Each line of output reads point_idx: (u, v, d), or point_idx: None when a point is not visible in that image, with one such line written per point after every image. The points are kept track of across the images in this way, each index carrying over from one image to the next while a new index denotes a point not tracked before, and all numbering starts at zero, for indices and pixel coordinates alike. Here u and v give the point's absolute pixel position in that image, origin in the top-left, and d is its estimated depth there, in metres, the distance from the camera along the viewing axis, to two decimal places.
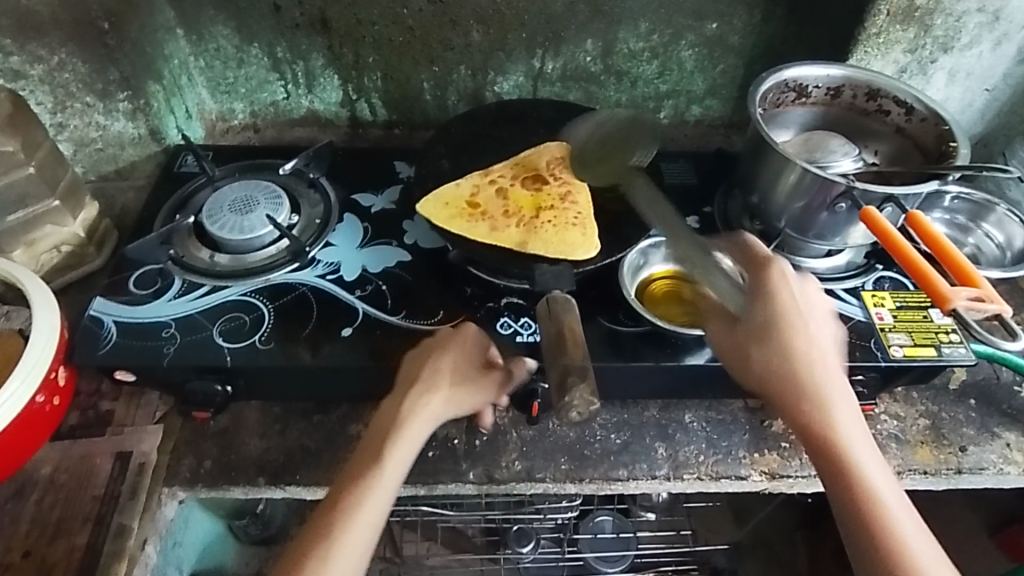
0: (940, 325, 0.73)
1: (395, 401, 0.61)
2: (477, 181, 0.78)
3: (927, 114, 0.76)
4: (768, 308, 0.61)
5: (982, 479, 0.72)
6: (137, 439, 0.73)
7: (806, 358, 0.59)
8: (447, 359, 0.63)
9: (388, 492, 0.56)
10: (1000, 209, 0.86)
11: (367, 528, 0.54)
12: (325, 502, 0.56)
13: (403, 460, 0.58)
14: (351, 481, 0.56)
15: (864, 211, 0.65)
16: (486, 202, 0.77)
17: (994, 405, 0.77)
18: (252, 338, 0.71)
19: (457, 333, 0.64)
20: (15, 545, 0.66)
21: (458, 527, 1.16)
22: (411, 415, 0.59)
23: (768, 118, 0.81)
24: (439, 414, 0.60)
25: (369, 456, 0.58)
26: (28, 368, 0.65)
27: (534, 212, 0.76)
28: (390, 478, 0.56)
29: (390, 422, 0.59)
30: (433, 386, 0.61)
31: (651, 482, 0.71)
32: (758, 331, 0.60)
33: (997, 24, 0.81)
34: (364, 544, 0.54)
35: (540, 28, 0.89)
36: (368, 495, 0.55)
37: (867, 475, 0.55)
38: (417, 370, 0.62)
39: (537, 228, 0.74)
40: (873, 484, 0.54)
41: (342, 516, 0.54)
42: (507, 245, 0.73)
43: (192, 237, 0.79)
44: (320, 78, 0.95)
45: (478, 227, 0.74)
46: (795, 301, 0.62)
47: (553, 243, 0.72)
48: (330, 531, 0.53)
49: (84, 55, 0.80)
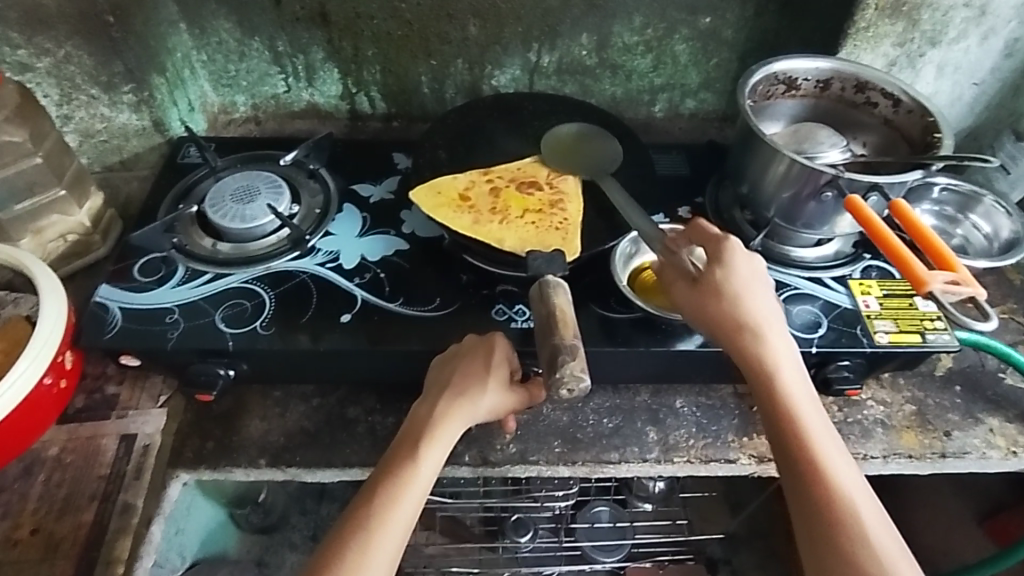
0: (925, 312, 0.75)
1: (429, 405, 0.62)
2: (474, 177, 0.79)
3: (913, 106, 0.77)
4: (725, 281, 0.59)
5: (966, 463, 0.74)
6: (142, 421, 0.75)
7: (757, 316, 0.58)
8: (476, 362, 0.64)
9: (422, 488, 0.57)
10: (988, 200, 0.87)
11: (404, 521, 0.55)
12: (361, 495, 0.57)
13: (437, 457, 0.59)
14: (386, 474, 0.57)
15: (849, 200, 0.67)
16: (477, 195, 0.77)
17: (979, 392, 0.79)
18: (253, 324, 0.72)
19: (485, 340, 0.65)
20: (24, 522, 0.68)
21: (457, 516, 1.18)
22: (446, 417, 0.60)
23: (758, 110, 0.83)
24: (474, 415, 0.61)
25: (404, 451, 0.59)
26: (36, 351, 0.67)
27: (520, 211, 0.77)
28: (425, 473, 0.58)
29: (424, 423, 0.61)
30: (467, 391, 0.62)
31: (642, 465, 0.73)
32: (714, 305, 0.58)
33: (983, 19, 0.83)
34: (401, 536, 0.55)
35: (536, 22, 0.91)
36: (405, 489, 0.56)
37: (809, 428, 0.55)
38: (448, 375, 0.63)
39: (520, 228, 0.75)
40: (813, 436, 0.54)
41: (377, 508, 0.55)
42: (486, 239, 0.74)
43: (195, 225, 0.81)
44: (321, 72, 0.97)
45: (462, 219, 0.75)
46: (749, 267, 0.61)
47: (528, 243, 0.74)
48: (367, 522, 0.54)
49: (90, 48, 0.82)
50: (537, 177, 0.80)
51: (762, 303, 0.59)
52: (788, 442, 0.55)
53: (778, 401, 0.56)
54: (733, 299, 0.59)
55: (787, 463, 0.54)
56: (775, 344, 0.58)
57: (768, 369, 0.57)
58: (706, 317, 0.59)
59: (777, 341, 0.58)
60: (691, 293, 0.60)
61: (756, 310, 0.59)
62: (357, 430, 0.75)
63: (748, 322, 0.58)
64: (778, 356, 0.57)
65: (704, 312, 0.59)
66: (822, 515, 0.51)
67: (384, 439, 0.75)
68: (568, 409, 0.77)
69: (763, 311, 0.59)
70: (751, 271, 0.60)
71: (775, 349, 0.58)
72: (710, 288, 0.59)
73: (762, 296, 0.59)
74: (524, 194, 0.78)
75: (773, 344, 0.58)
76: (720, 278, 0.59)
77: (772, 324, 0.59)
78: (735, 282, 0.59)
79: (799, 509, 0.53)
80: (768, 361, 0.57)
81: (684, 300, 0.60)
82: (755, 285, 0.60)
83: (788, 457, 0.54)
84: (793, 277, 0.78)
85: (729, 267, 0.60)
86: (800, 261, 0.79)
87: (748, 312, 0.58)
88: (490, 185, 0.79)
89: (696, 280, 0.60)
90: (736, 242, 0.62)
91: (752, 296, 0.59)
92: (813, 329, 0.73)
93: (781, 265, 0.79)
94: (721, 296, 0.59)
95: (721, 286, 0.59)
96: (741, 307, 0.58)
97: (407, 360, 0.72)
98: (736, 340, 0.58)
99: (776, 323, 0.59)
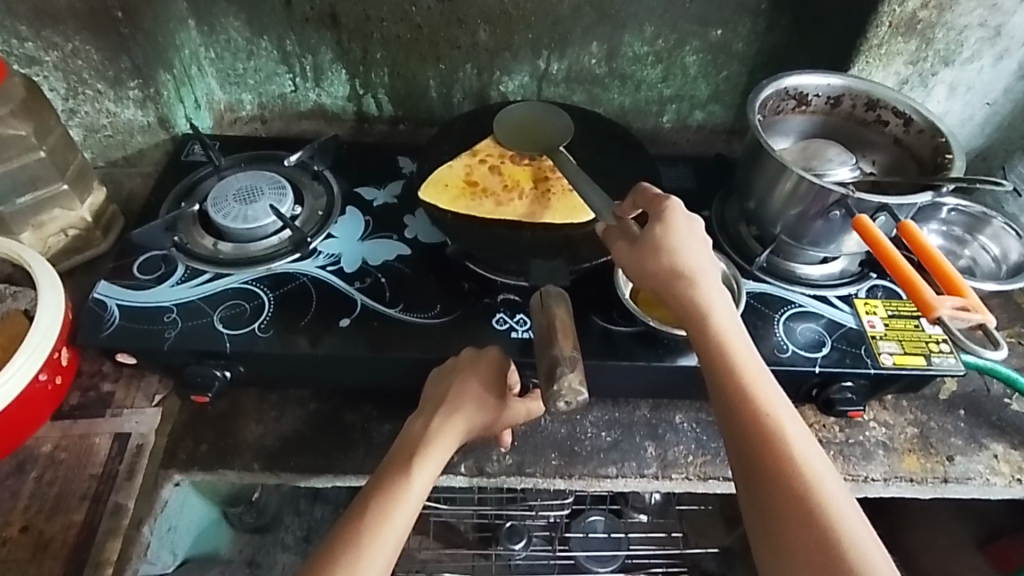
0: (931, 334, 0.74)
1: (423, 422, 0.61)
2: (468, 162, 0.81)
3: (924, 126, 0.76)
4: (669, 233, 0.57)
5: (968, 488, 0.73)
6: (136, 421, 0.74)
7: (700, 272, 0.56)
8: (472, 380, 0.63)
9: (415, 504, 0.56)
10: (997, 222, 0.87)
11: (396, 536, 0.54)
12: (352, 510, 0.56)
13: (429, 474, 0.58)
14: (378, 490, 0.57)
15: (858, 220, 0.66)
16: (482, 179, 0.79)
17: (984, 416, 0.78)
18: (252, 326, 0.72)
19: (482, 355, 0.64)
20: (14, 520, 0.68)
21: (451, 521, 1.17)
22: (439, 434, 0.60)
23: (767, 125, 0.82)
24: (464, 433, 0.61)
25: (396, 467, 0.58)
26: (33, 348, 0.67)
27: (530, 182, 0.79)
28: (418, 489, 0.57)
29: (417, 440, 0.60)
30: (462, 407, 0.62)
31: (639, 480, 0.72)
32: (654, 259, 0.56)
33: (998, 40, 0.82)
34: (392, 552, 0.54)
35: (547, 30, 0.90)
36: (397, 504, 0.55)
37: (752, 382, 0.52)
38: (444, 391, 0.63)
39: (537, 198, 0.77)
40: (757, 389, 0.52)
41: (369, 521, 0.54)
42: (517, 218, 0.76)
43: (197, 224, 0.81)
44: (329, 73, 0.96)
45: (484, 204, 0.77)
46: (691, 228, 0.58)
47: (557, 211, 0.76)
48: (358, 537, 0.53)
49: (98, 43, 0.82)
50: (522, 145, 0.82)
51: (702, 266, 0.57)
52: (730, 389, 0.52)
53: (729, 370, 0.53)
54: (675, 254, 0.56)
55: (737, 439, 0.51)
56: (721, 314, 0.55)
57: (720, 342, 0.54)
58: (649, 274, 0.56)
59: (714, 298, 0.56)
60: (636, 246, 0.57)
61: (699, 267, 0.56)
62: (353, 437, 0.74)
63: (692, 279, 0.56)
64: (723, 325, 0.55)
65: (647, 273, 0.56)
66: (776, 497, 0.48)
67: (381, 446, 0.74)
68: (566, 421, 0.76)
69: (709, 278, 0.57)
70: (694, 230, 0.58)
71: (722, 315, 0.55)
72: (652, 246, 0.57)
73: (710, 264, 0.57)
74: (521, 165, 0.81)
75: (719, 319, 0.55)
76: (659, 235, 0.57)
77: (718, 290, 0.57)
78: (677, 239, 0.57)
79: (747, 492, 0.50)
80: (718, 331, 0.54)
81: (627, 256, 0.58)
82: (698, 247, 0.57)
83: (741, 435, 0.51)
84: (798, 295, 0.77)
85: (671, 225, 0.57)
86: (806, 278, 0.79)
87: (693, 270, 0.56)
88: (487, 165, 0.80)
89: (642, 236, 0.58)
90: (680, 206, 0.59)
91: (698, 257, 0.57)
92: (817, 348, 0.72)
93: (785, 282, 0.78)
94: (664, 256, 0.56)
95: (668, 242, 0.57)
96: (685, 273, 0.56)
97: (405, 367, 0.71)
98: (681, 294, 0.55)
99: (719, 285, 0.57)
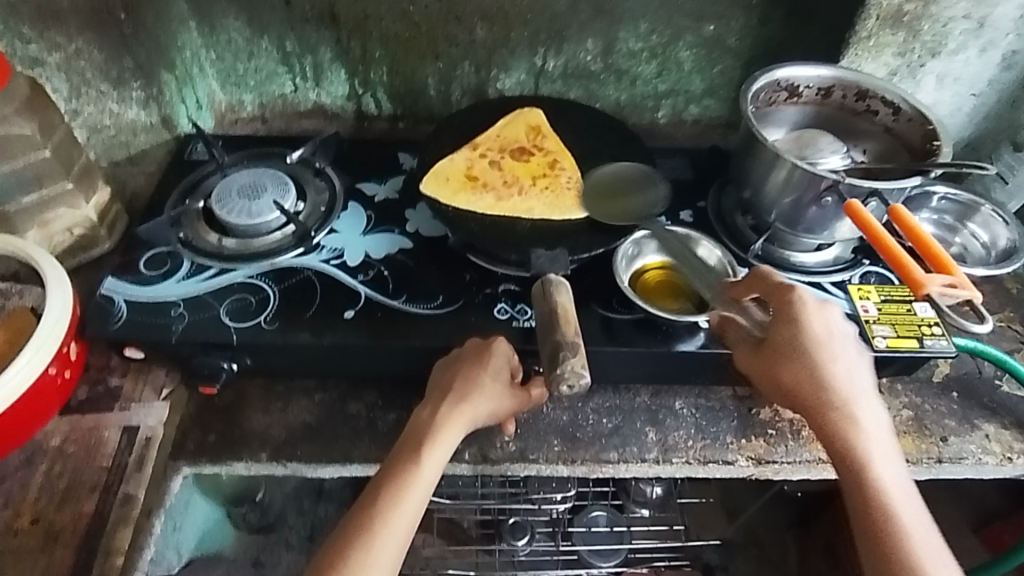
0: (923, 318, 0.75)
1: (430, 410, 0.62)
2: (469, 155, 0.82)
3: (913, 114, 0.78)
4: (799, 336, 0.61)
5: (962, 468, 0.75)
6: (144, 413, 0.76)
7: (836, 377, 0.60)
8: (478, 369, 0.64)
9: (423, 492, 0.58)
10: (985, 209, 0.89)
11: (405, 524, 0.56)
12: (364, 498, 0.57)
13: (439, 459, 0.59)
14: (387, 478, 0.58)
15: (849, 205, 0.68)
16: (482, 174, 0.81)
17: (976, 398, 0.80)
18: (258, 318, 0.73)
19: (486, 345, 0.66)
20: (24, 511, 0.69)
21: (455, 517, 1.18)
22: (447, 421, 0.61)
23: (760, 116, 0.84)
24: (473, 419, 0.62)
25: (405, 454, 0.59)
26: (42, 341, 0.68)
27: (530, 179, 0.81)
28: (428, 475, 0.58)
29: (425, 428, 0.61)
30: (468, 395, 0.62)
31: (641, 465, 0.74)
32: (787, 364, 0.61)
33: (983, 31, 0.84)
34: (402, 538, 0.56)
35: (543, 27, 0.92)
36: (407, 489, 0.57)
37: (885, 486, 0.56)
38: (450, 380, 0.64)
39: (537, 195, 0.79)
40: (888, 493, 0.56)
41: (379, 509, 0.56)
42: (517, 213, 0.77)
43: (202, 220, 0.82)
44: (328, 72, 0.98)
45: (485, 200, 0.78)
46: (826, 330, 0.61)
47: (556, 207, 0.78)
48: (371, 523, 0.55)
49: (101, 43, 0.83)
50: (523, 142, 0.85)
51: (840, 369, 0.61)
52: (861, 491, 0.56)
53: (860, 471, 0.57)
54: (807, 358, 0.60)
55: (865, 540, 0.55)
56: (860, 413, 0.59)
57: (855, 445, 0.58)
58: (782, 377, 0.61)
59: (860, 406, 0.60)
60: (766, 351, 0.63)
61: (837, 373, 0.60)
62: (358, 426, 0.76)
63: (828, 385, 0.60)
64: (863, 433, 0.58)
65: (780, 378, 0.61)
66: None
67: (385, 435, 0.75)
68: (568, 409, 0.78)
69: (848, 383, 0.60)
70: (827, 329, 0.62)
71: (861, 419, 0.59)
72: (780, 348, 0.62)
73: (848, 369, 0.61)
74: (522, 162, 0.83)
75: (856, 422, 0.59)
76: (790, 337, 0.61)
77: (857, 393, 0.60)
78: (810, 340, 0.61)
79: None
80: (854, 430, 0.59)
81: (757, 361, 0.63)
82: (832, 344, 0.61)
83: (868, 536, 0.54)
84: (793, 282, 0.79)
85: (802, 322, 0.61)
86: (801, 265, 0.80)
87: (831, 379, 0.60)
88: (487, 160, 0.82)
89: (771, 339, 0.62)
90: (811, 297, 0.63)
91: (833, 362, 0.61)
92: None
93: (780, 269, 0.80)
94: (794, 358, 0.61)
95: (798, 346, 0.61)
96: (821, 379, 0.60)
97: (410, 357, 0.73)
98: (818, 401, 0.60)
99: (860, 391, 0.60)
